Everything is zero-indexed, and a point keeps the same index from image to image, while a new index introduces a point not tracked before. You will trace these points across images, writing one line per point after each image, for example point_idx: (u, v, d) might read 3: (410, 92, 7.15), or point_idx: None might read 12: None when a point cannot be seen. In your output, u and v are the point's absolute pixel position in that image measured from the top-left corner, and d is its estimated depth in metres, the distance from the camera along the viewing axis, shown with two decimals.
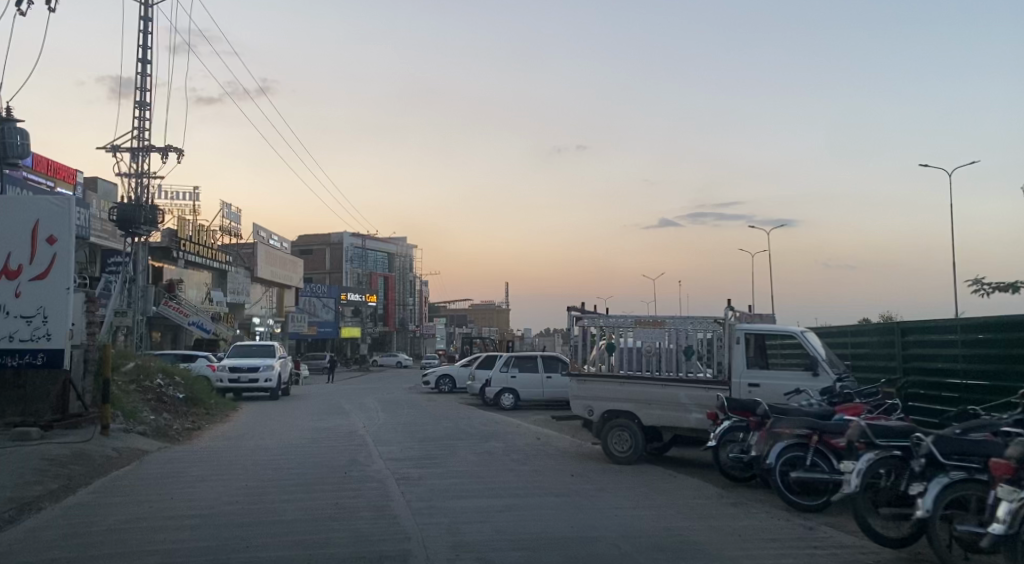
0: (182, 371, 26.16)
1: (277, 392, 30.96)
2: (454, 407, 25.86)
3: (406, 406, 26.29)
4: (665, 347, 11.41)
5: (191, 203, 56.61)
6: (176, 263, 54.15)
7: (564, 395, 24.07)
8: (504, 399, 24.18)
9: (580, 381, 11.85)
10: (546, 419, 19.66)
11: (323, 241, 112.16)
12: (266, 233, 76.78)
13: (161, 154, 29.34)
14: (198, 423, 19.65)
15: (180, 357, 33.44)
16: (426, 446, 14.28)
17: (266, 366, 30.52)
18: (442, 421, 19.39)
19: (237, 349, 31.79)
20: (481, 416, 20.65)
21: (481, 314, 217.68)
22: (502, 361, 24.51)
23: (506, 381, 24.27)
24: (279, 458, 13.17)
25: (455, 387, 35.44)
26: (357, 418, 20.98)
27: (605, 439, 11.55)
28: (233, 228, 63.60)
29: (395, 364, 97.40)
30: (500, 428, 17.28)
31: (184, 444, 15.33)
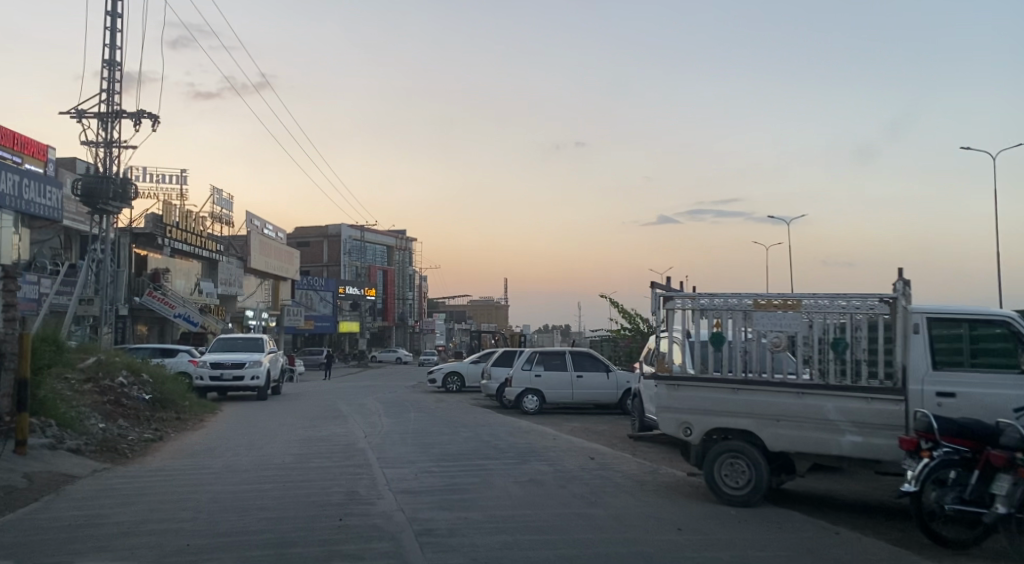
0: (155, 367, 22.65)
1: (266, 391, 27.51)
2: (467, 410, 22.42)
3: (411, 409, 22.86)
4: (803, 339, 7.97)
5: (178, 187, 53.05)
6: (162, 251, 50.69)
7: (597, 397, 20.58)
8: (528, 401, 20.73)
9: (675, 387, 8.40)
10: (584, 429, 16.22)
11: (321, 233, 108.92)
12: (261, 222, 73.30)
13: (134, 121, 25.86)
14: (162, 431, 16.21)
15: (158, 351, 29.98)
16: (447, 467, 10.92)
17: (253, 362, 26.98)
18: (461, 429, 16.01)
19: (222, 342, 28.31)
20: (504, 423, 17.25)
21: (480, 309, 214.80)
22: (524, 358, 21.00)
23: (529, 381, 20.78)
24: (251, 486, 9.80)
25: (465, 386, 32.03)
26: (356, 425, 17.57)
27: (710, 468, 8.13)
28: (225, 215, 60.12)
29: (394, 360, 93.88)
30: (535, 441, 13.88)
31: (131, 463, 11.89)
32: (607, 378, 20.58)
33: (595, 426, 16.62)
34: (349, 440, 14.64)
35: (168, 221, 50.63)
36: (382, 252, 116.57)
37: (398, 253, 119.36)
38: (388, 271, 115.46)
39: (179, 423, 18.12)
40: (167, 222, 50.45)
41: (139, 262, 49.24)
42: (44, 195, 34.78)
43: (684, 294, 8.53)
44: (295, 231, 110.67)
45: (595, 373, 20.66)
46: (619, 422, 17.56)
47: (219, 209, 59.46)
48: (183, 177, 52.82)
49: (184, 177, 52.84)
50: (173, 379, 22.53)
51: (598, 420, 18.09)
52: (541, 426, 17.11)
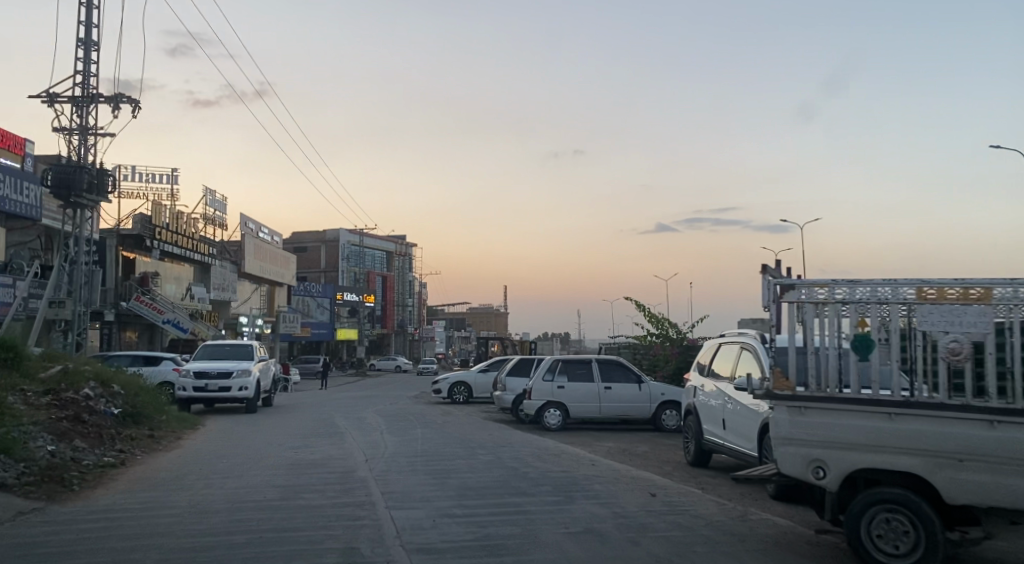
0: (128, 377, 20.24)
1: (256, 403, 25.13)
2: (478, 425, 20.06)
3: (416, 424, 20.50)
4: (996, 345, 5.62)
5: (169, 187, 50.69)
6: (150, 253, 48.29)
7: (629, 412, 18.19)
8: (549, 416, 18.36)
9: (800, 409, 6.01)
10: (622, 452, 13.87)
11: (318, 239, 106.78)
12: (256, 225, 71.01)
13: (111, 107, 23.62)
14: (127, 452, 13.79)
15: (141, 359, 27.62)
16: (473, 509, 8.54)
17: (241, 371, 24.59)
18: (478, 452, 13.64)
19: (209, 349, 25.95)
20: (526, 443, 14.91)
21: (480, 317, 212.60)
22: (545, 368, 18.63)
23: (551, 394, 18.40)
24: (217, 538, 7.39)
25: (472, 397, 29.71)
26: (355, 445, 15.19)
27: (854, 526, 5.76)
28: (217, 217, 57.82)
29: (394, 368, 91.49)
30: (571, 469, 11.50)
31: (73, 500, 9.47)
32: (638, 390, 18.20)
33: (634, 448, 14.28)
34: (347, 466, 12.25)
35: (158, 222, 48.31)
36: (382, 258, 114.54)
37: (397, 259, 117.49)
38: (388, 277, 113.34)
39: (151, 441, 15.71)
40: (157, 222, 48.11)
41: (126, 265, 46.95)
42: (21, 192, 32.45)
43: (816, 283, 6.17)
44: (292, 236, 108.56)
45: (625, 384, 18.29)
46: (658, 443, 15.24)
47: (212, 211, 57.21)
48: (174, 176, 50.53)
49: (175, 176, 50.56)
50: (149, 390, 20.11)
51: (634, 440, 15.75)
52: (569, 446, 14.77)
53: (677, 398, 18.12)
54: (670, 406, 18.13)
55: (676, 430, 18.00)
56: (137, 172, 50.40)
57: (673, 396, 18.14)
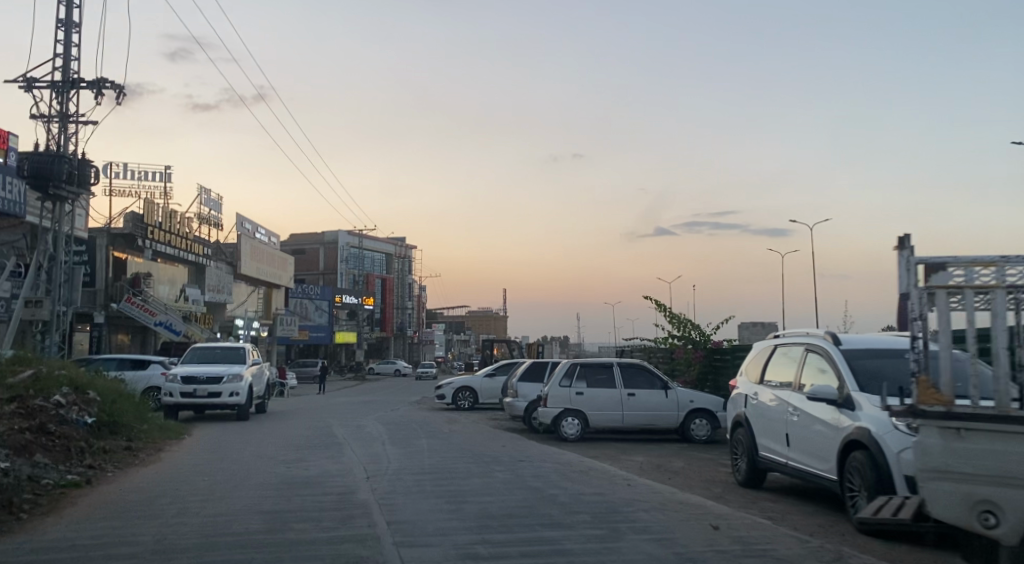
0: (107, 382, 18.65)
1: (248, 409, 23.50)
2: (488, 435, 18.50)
3: (420, 433, 18.93)
4: None
5: (162, 185, 49.08)
6: (142, 253, 46.70)
7: (653, 421, 16.60)
8: (567, 426, 16.74)
9: (957, 431, 4.99)
10: (656, 468, 12.30)
11: (317, 240, 105.31)
12: (253, 226, 69.44)
13: (94, 93, 22.05)
14: (97, 468, 12.20)
15: (129, 363, 26.07)
16: (500, 547, 6.97)
17: (232, 376, 22.95)
18: (494, 469, 12.06)
19: (198, 353, 24.34)
20: (546, 458, 13.32)
21: (478, 320, 211.26)
22: (562, 372, 17.03)
23: (569, 401, 16.80)
24: None
25: (477, 402, 28.20)
26: (355, 459, 13.61)
27: None
28: (212, 217, 56.25)
29: (393, 372, 89.87)
30: (606, 491, 9.93)
31: (15, 533, 7.85)
32: (665, 398, 16.63)
33: (668, 464, 12.70)
34: (346, 486, 10.67)
35: (150, 221, 46.69)
36: (381, 260, 113.09)
37: (397, 262, 116.08)
38: (388, 279, 111.81)
39: (128, 454, 14.12)
40: (149, 221, 46.48)
41: (118, 265, 45.36)
42: (3, 187, 30.81)
43: (973, 262, 5.34)
44: (290, 237, 107.10)
45: (650, 391, 16.71)
46: (692, 457, 13.67)
47: (207, 210, 55.63)
48: (167, 174, 48.91)
49: (168, 174, 48.95)
50: (129, 394, 18.52)
51: (664, 454, 14.18)
52: (594, 461, 13.19)
53: (707, 406, 16.55)
54: (699, 415, 16.54)
55: (706, 441, 16.41)
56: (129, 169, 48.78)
57: (702, 404, 16.57)
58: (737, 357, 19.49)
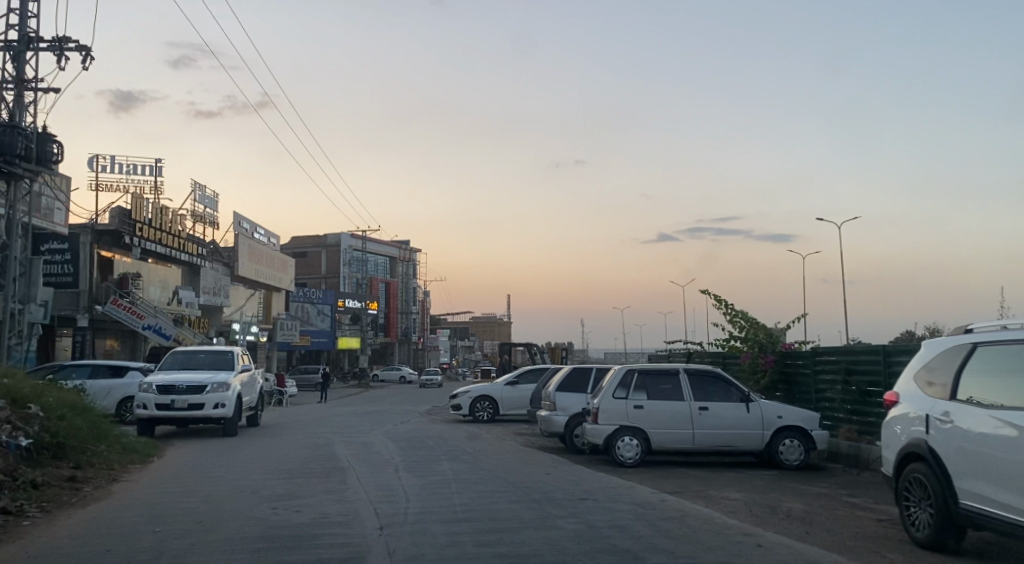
0: (61, 391, 15.43)
1: (235, 424, 20.24)
2: (522, 457, 15.31)
3: (439, 454, 15.75)
4: None
5: (153, 179, 45.99)
6: (131, 252, 43.64)
7: (730, 441, 13.40)
8: (622, 448, 13.57)
9: None
10: (771, 511, 9.06)
11: (318, 243, 102.39)
12: (251, 226, 66.44)
13: (55, 54, 18.97)
14: (13, 515, 8.96)
15: (110, 370, 23.15)
16: None
17: (217, 386, 19.63)
18: (554, 514, 8.83)
19: (181, 359, 21.13)
20: (614, 494, 10.10)
21: (483, 327, 208.39)
22: (616, 381, 13.82)
23: (626, 417, 13.59)
24: None
25: (498, 414, 25.23)
26: (363, 495, 10.41)
27: None
28: (207, 215, 53.19)
29: (397, 380, 86.84)
30: (735, 560, 6.72)
31: None
32: (745, 413, 13.42)
33: (782, 503, 9.49)
34: (351, 547, 7.44)
35: (138, 217, 43.49)
36: (384, 264, 110.14)
37: (400, 265, 113.20)
38: (391, 284, 108.86)
39: (69, 488, 10.91)
40: (138, 218, 43.32)
41: (104, 265, 42.28)
42: None
43: None
44: (291, 240, 104.13)
45: (725, 405, 13.52)
46: (802, 493, 10.46)
47: (202, 207, 52.54)
48: (158, 167, 45.84)
49: (159, 167, 45.86)
50: (87, 405, 15.32)
51: (761, 488, 10.97)
52: (679, 499, 9.97)
53: (799, 423, 13.33)
54: (788, 434, 13.33)
55: (798, 467, 13.18)
56: (117, 163, 45.73)
57: (793, 420, 13.34)
58: (818, 363, 16.17)
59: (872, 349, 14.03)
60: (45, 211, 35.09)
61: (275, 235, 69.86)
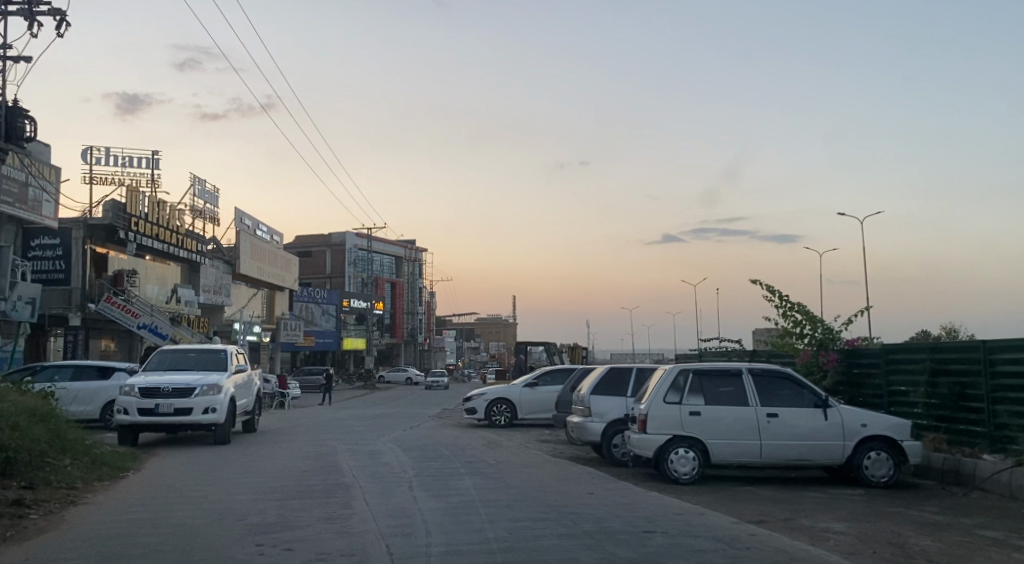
0: (22, 395, 13.47)
1: (228, 431, 18.19)
2: (554, 470, 13.30)
3: (458, 467, 13.73)
4: None
5: (150, 172, 44.06)
6: (126, 247, 41.70)
7: (805, 454, 11.32)
8: (676, 462, 11.52)
9: None
10: (903, 552, 7.02)
11: (323, 242, 100.62)
12: (253, 223, 64.58)
13: (25, 18, 16.96)
14: None
15: (96, 371, 21.26)
16: None
17: (208, 388, 17.61)
18: (622, 556, 6.80)
19: (169, 359, 19.15)
20: (688, 525, 8.07)
21: (489, 328, 206.57)
22: (668, 383, 11.77)
23: (680, 426, 11.52)
24: None
25: (516, 418, 23.43)
26: (373, 526, 8.38)
27: None
28: (207, 210, 51.28)
29: (403, 381, 84.88)
30: None
31: None
32: (823, 421, 11.34)
33: (907, 539, 7.45)
34: None
35: (134, 211, 41.51)
36: (390, 263, 108.19)
37: (406, 265, 111.22)
38: (398, 283, 107.03)
39: (10, 515, 8.88)
40: (133, 212, 41.33)
41: (97, 261, 40.37)
42: None
43: None
44: (295, 239, 102.35)
45: (796, 410, 11.45)
46: (917, 523, 8.40)
47: (202, 202, 50.62)
48: (155, 159, 43.90)
49: (156, 160, 43.94)
50: (51, 409, 13.34)
51: (861, 514, 8.93)
52: (768, 531, 7.94)
53: (888, 433, 11.23)
54: (874, 446, 11.25)
55: (887, 485, 11.11)
56: (113, 154, 43.80)
57: (880, 430, 11.25)
58: (892, 363, 14.08)
59: (967, 347, 11.89)
60: (32, 203, 33.13)
61: (278, 232, 67.93)
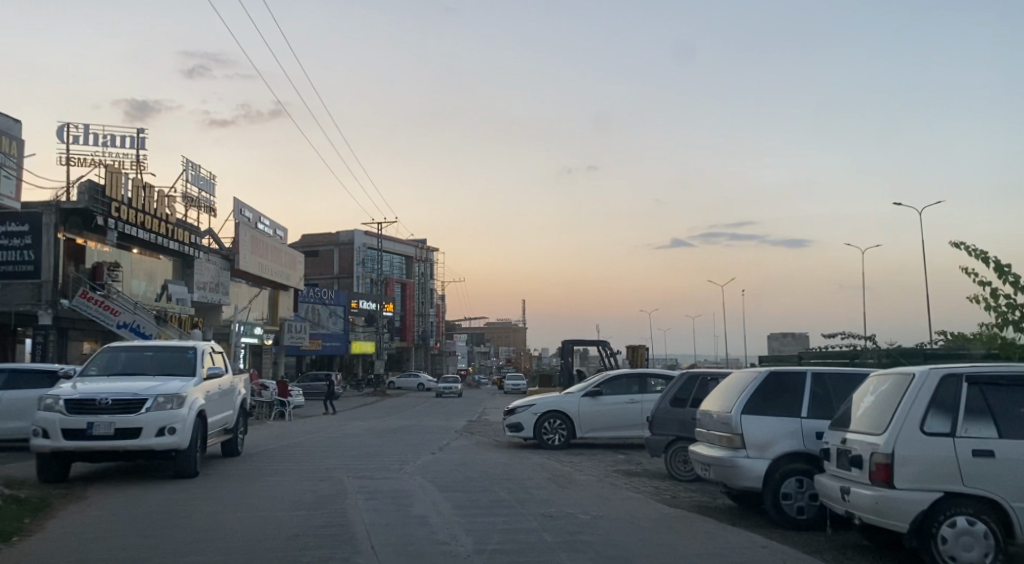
0: None
1: (193, 460, 13.04)
2: (695, 539, 8.34)
3: (540, 529, 8.74)
4: None
5: (135, 153, 39.12)
6: (106, 236, 36.77)
7: None
8: (954, 542, 6.39)
9: None
10: None
11: (330, 241, 95.87)
12: (255, 216, 59.79)
13: None
14: None
15: (43, 374, 16.39)
16: None
17: (166, 400, 12.56)
18: None
19: (121, 361, 14.17)
20: None
21: (498, 332, 201.54)
22: (924, 397, 6.71)
23: (956, 476, 6.49)
24: None
25: (574, 436, 18.48)
26: None
27: None
28: (201, 199, 46.36)
29: (415, 387, 79.89)
30: None
31: None
32: None
33: None
34: None
35: (115, 195, 36.57)
36: (400, 263, 103.29)
37: (417, 265, 106.40)
38: (408, 284, 102.22)
39: None
40: (114, 196, 36.40)
41: (72, 251, 35.46)
42: None
43: None
44: (300, 239, 97.73)
45: None
46: None
47: (196, 189, 45.71)
48: (140, 138, 39.03)
49: (142, 139, 39.07)
50: None
51: None
52: None
53: None
54: None
55: None
56: (92, 133, 38.89)
57: None
58: None
59: None
60: None
61: (281, 227, 63.04)
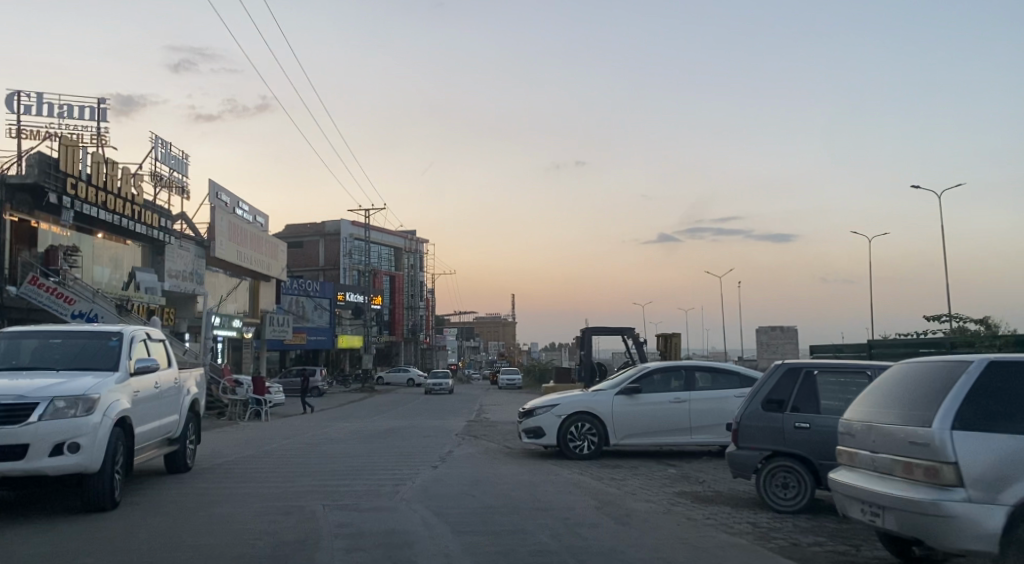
0: None
1: (110, 487, 9.48)
2: None
3: None
4: None
5: (94, 125, 35.29)
6: (61, 217, 32.99)
7: None
8: None
9: None
10: None
11: (315, 232, 92.09)
12: (234, 201, 55.99)
13: None
14: None
15: None
16: None
17: (69, 405, 9.03)
18: None
19: (20, 350, 10.58)
20: None
21: (487, 327, 198.21)
22: None
23: None
24: None
25: (606, 443, 15.03)
26: None
27: None
28: (172, 178, 42.54)
29: (404, 383, 76.37)
30: None
31: None
32: None
33: None
34: None
35: (71, 170, 32.78)
36: (388, 254, 99.50)
37: (405, 257, 102.79)
38: (397, 276, 98.61)
39: None
40: (69, 170, 32.60)
41: (22, 232, 31.65)
42: None
43: None
44: (284, 229, 93.88)
45: None
46: None
47: (166, 168, 41.91)
48: (101, 109, 35.26)
49: (102, 109, 35.30)
50: None
51: None
52: None
53: None
54: None
55: None
56: (47, 102, 35.07)
57: None
58: None
59: None
60: None
61: (261, 213, 59.16)
